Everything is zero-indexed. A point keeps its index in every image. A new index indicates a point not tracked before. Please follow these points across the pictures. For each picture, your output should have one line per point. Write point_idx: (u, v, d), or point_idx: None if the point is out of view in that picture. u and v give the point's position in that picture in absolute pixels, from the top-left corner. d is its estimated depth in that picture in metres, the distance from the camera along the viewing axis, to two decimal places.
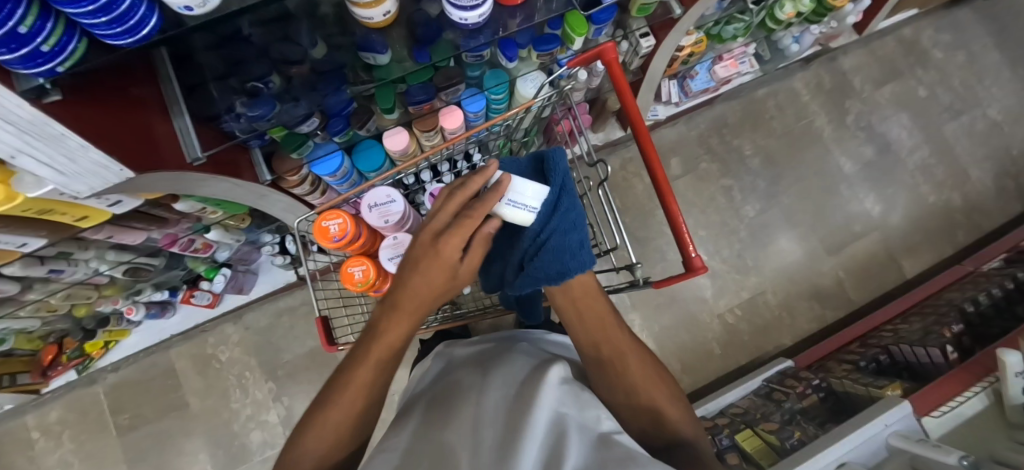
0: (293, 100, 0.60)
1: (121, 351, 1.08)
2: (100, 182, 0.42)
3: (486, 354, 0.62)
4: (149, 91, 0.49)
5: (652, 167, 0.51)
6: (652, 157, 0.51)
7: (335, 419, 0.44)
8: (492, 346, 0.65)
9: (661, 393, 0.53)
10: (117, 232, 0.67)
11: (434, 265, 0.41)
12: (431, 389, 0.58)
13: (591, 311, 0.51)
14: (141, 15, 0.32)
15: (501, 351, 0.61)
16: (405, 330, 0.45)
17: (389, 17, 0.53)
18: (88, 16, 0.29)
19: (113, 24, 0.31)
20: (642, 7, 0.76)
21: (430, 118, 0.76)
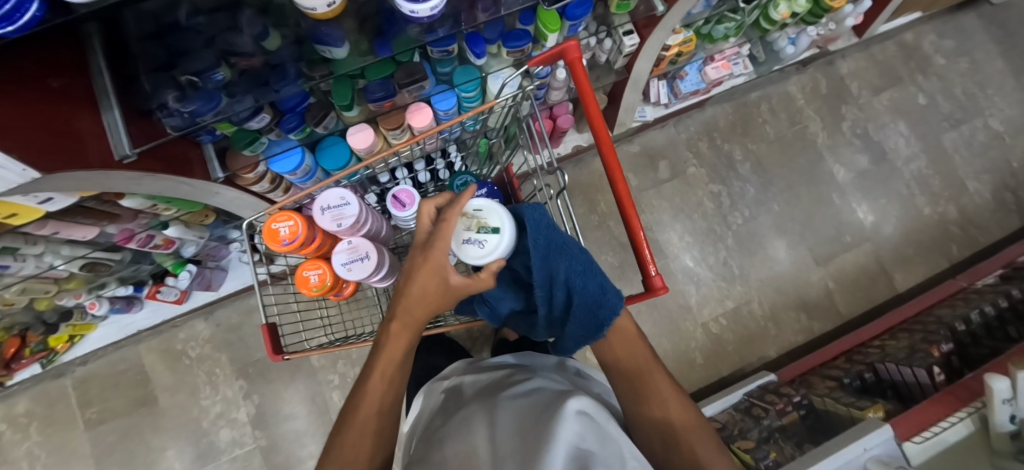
0: (240, 95, 0.56)
1: (87, 345, 1.06)
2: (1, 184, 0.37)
3: (499, 377, 0.58)
4: (76, 83, 0.45)
5: (616, 181, 0.48)
6: (614, 170, 0.47)
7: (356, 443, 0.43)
8: (506, 370, 0.61)
9: (701, 444, 0.49)
10: (64, 228, 0.64)
11: (423, 272, 0.40)
12: (445, 411, 0.54)
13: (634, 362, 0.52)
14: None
15: (517, 374, 0.58)
16: (406, 343, 0.44)
17: (335, 7, 0.49)
18: None
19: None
20: (621, 3, 0.72)
21: (395, 115, 0.73)
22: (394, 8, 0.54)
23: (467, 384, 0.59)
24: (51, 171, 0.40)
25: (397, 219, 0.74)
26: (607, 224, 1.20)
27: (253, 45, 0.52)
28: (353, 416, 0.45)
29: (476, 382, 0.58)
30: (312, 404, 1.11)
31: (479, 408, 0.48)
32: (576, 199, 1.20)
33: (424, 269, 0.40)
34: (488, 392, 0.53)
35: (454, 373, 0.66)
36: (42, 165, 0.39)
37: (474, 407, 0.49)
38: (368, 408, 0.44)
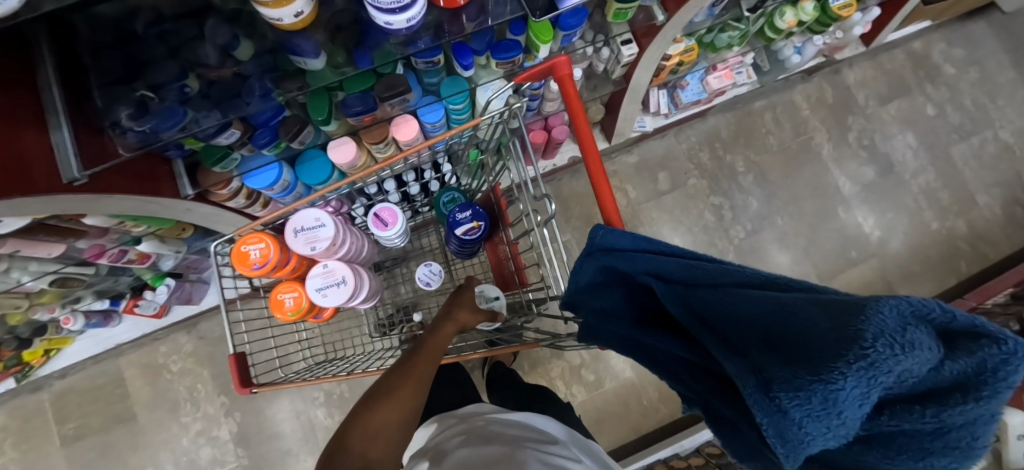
0: (207, 110, 0.53)
1: (65, 359, 1.03)
2: None
3: (527, 436, 0.52)
4: (22, 100, 0.42)
5: (609, 213, 0.44)
6: (606, 200, 0.44)
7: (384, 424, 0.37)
8: (540, 434, 0.54)
9: None
10: (25, 246, 0.60)
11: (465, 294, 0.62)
12: (465, 453, 0.48)
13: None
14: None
15: (546, 442, 0.52)
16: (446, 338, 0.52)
17: (304, 17, 0.45)
18: None
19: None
20: (619, 12, 0.68)
21: (378, 128, 0.69)
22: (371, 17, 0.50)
23: (490, 429, 0.53)
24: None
25: (379, 238, 0.70)
26: None
27: (218, 56, 0.49)
28: (384, 398, 0.39)
29: (502, 431, 0.53)
30: (298, 421, 1.08)
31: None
32: (573, 211, 1.16)
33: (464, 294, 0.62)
34: (515, 450, 0.47)
35: (477, 414, 0.60)
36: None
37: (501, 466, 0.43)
38: (406, 392, 0.41)
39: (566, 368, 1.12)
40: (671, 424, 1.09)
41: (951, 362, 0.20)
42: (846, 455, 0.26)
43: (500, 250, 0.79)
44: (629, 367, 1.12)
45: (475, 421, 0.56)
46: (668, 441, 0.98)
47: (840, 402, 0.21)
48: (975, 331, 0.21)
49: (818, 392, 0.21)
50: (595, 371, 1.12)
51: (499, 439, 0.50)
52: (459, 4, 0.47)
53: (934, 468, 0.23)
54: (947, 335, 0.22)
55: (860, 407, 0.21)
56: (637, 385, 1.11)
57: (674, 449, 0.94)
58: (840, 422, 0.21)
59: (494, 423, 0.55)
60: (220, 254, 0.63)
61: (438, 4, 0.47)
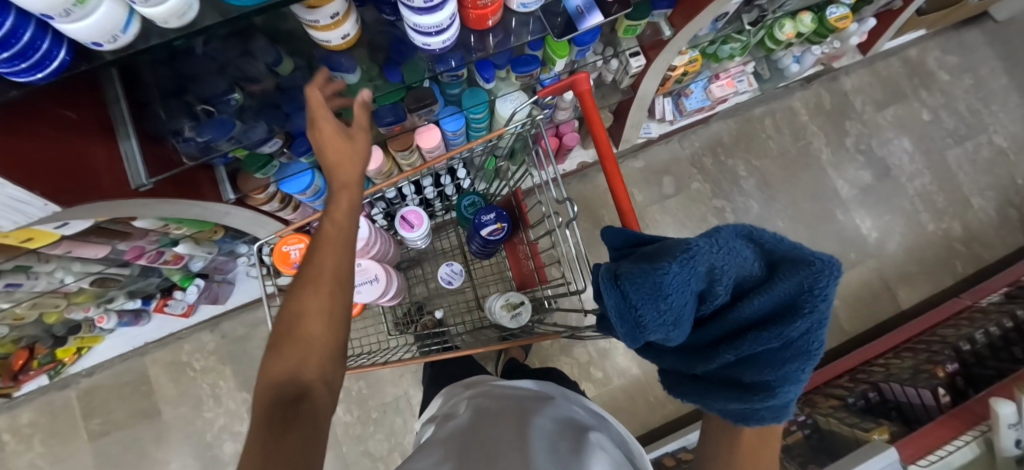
0: (253, 121, 0.58)
1: (94, 357, 1.07)
2: (21, 215, 0.39)
3: (522, 395, 0.56)
4: (94, 113, 0.47)
5: (627, 219, 0.49)
6: (625, 208, 0.49)
7: (310, 346, 0.35)
8: (537, 392, 0.59)
9: None
10: (76, 247, 0.64)
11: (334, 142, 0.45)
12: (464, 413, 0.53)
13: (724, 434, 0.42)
14: (34, 36, 0.29)
15: (543, 399, 0.55)
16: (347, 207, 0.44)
17: (349, 39, 0.50)
18: None
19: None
20: (629, 28, 0.72)
21: (404, 137, 0.73)
22: (403, 34, 0.54)
23: (487, 394, 0.57)
24: (74, 205, 0.42)
25: (405, 240, 0.74)
26: None
27: (260, 70, 0.52)
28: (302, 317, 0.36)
29: (496, 391, 0.58)
30: None
31: (504, 422, 0.46)
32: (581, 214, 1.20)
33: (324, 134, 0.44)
34: (513, 407, 0.51)
35: (473, 382, 0.65)
36: (63, 197, 0.41)
37: (501, 419, 0.47)
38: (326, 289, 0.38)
39: (575, 365, 1.16)
40: (677, 420, 1.13)
41: (776, 282, 0.26)
42: (729, 371, 0.32)
43: (519, 251, 0.84)
44: (636, 363, 1.16)
45: (479, 387, 0.61)
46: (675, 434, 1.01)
47: (666, 286, 0.27)
48: (801, 256, 0.26)
49: (648, 277, 0.27)
50: (602, 368, 1.16)
51: (494, 398, 0.55)
52: (486, 25, 0.52)
53: (792, 382, 0.29)
54: (780, 260, 0.27)
55: (684, 294, 0.27)
56: (643, 382, 1.15)
57: (681, 442, 0.98)
58: (667, 306, 0.27)
59: (496, 387, 0.60)
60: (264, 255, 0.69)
61: (467, 25, 0.52)
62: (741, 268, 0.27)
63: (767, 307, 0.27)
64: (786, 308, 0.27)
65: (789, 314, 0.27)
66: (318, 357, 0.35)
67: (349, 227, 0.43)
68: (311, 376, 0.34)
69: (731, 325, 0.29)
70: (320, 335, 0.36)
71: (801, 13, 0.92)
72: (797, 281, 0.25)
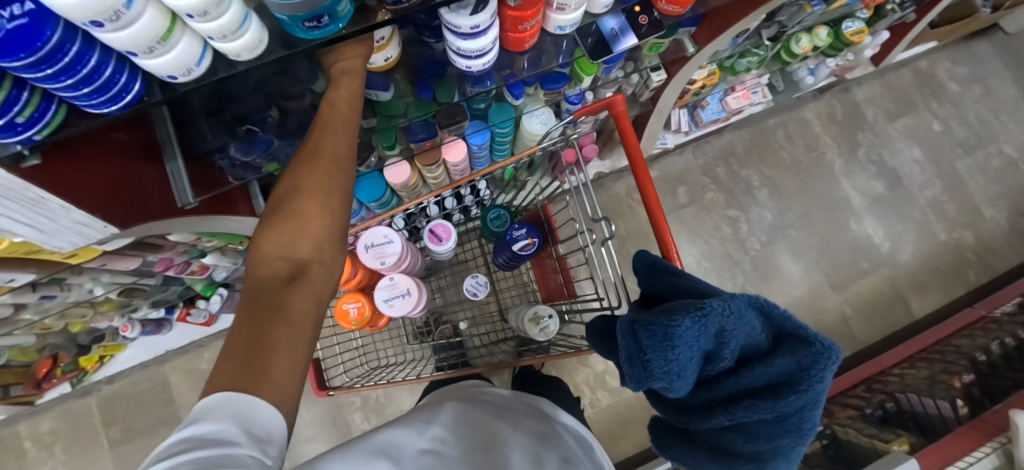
0: (291, 140, 0.59)
1: (115, 365, 1.08)
2: (80, 237, 0.42)
3: (515, 409, 0.56)
4: (140, 135, 0.47)
5: (667, 252, 0.50)
6: (666, 240, 0.50)
7: (307, 226, 0.41)
8: (531, 409, 0.59)
9: None
10: (111, 260, 0.65)
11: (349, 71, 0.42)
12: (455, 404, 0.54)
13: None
14: (115, 70, 0.30)
15: (529, 414, 0.56)
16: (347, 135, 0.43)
17: (391, 61, 0.51)
18: (51, 80, 0.27)
19: (78, 83, 0.28)
20: (655, 46, 0.73)
21: (432, 152, 0.74)
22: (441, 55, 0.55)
23: (480, 399, 0.57)
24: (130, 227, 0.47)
25: (432, 252, 0.75)
26: (626, 248, 1.22)
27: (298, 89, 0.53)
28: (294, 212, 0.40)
29: (491, 399, 0.58)
30: (334, 424, 1.12)
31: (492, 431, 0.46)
32: None
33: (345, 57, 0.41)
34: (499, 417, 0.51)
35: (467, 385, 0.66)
36: (121, 221, 0.45)
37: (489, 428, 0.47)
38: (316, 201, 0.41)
39: (592, 374, 1.17)
40: None
41: (780, 359, 0.33)
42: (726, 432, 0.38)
43: (546, 264, 0.88)
44: None
45: (471, 390, 0.62)
46: None
47: (678, 338, 0.32)
48: (806, 339, 0.33)
49: (664, 326, 0.33)
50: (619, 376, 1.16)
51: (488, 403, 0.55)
52: (524, 46, 0.53)
53: (780, 450, 0.36)
54: (789, 340, 0.34)
55: (694, 349, 0.33)
56: None
57: None
58: (676, 357, 0.33)
59: (491, 395, 0.60)
60: None
61: (505, 47, 0.54)
62: (750, 340, 0.34)
63: (770, 379, 0.34)
64: (783, 383, 0.33)
65: (785, 389, 0.33)
66: (311, 237, 0.41)
67: (349, 119, 0.43)
68: (305, 252, 0.40)
69: (735, 388, 0.35)
70: (315, 217, 0.41)
71: (817, 27, 0.93)
72: (797, 359, 0.32)
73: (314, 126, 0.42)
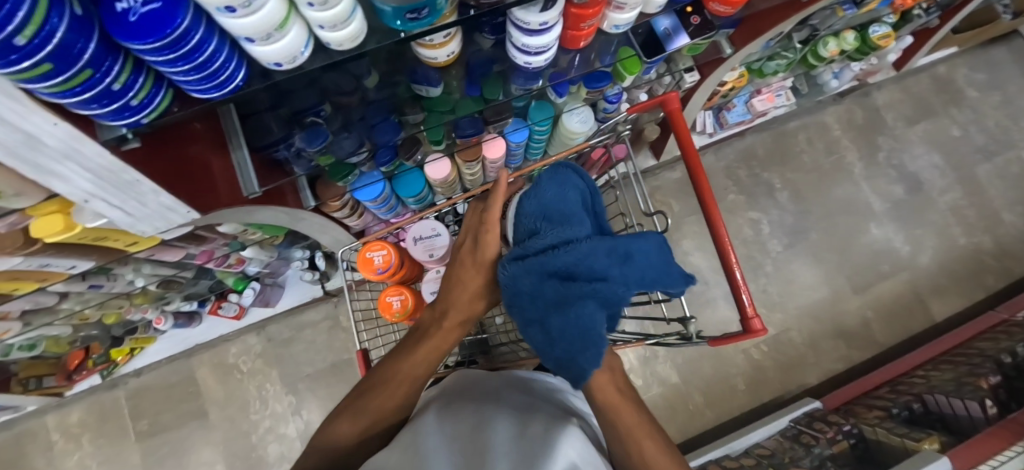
0: (346, 134, 0.60)
1: (145, 358, 1.09)
2: (165, 222, 0.44)
3: (501, 387, 0.55)
4: (211, 125, 0.48)
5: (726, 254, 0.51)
6: (726, 251, 0.50)
7: (381, 408, 0.47)
8: (523, 382, 0.57)
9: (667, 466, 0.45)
10: (159, 250, 0.67)
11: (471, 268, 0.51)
12: (445, 394, 0.53)
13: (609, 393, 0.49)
14: (227, 61, 0.31)
15: (512, 387, 0.55)
16: (451, 333, 0.51)
17: (451, 56, 0.52)
18: (167, 63, 0.28)
19: (190, 69, 0.30)
20: (694, 47, 0.74)
21: (474, 148, 0.75)
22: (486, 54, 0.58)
23: (466, 383, 0.56)
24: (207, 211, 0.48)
25: None
26: None
27: (353, 84, 0.54)
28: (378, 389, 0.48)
29: (477, 379, 0.57)
30: None
31: (478, 418, 0.45)
32: None
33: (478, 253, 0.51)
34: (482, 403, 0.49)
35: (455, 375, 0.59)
36: (201, 206, 0.46)
37: (474, 413, 0.46)
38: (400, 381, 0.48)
39: None
40: (716, 429, 1.15)
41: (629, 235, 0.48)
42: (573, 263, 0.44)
43: None
44: (675, 372, 1.18)
45: (460, 373, 0.60)
46: (717, 443, 1.03)
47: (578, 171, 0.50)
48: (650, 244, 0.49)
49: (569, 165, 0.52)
50: (643, 375, 1.16)
51: (474, 388, 0.54)
52: (580, 43, 0.55)
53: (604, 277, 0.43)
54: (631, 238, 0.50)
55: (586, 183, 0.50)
56: (681, 391, 1.17)
57: (725, 451, 0.99)
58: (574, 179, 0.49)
59: (477, 375, 0.59)
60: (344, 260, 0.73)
61: (562, 45, 0.55)
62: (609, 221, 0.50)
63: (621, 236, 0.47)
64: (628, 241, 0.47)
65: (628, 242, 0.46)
66: (385, 421, 0.47)
67: (462, 318, 0.51)
68: (370, 433, 0.46)
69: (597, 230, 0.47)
70: (397, 401, 0.48)
71: (844, 31, 0.94)
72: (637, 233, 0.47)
73: (428, 322, 0.52)
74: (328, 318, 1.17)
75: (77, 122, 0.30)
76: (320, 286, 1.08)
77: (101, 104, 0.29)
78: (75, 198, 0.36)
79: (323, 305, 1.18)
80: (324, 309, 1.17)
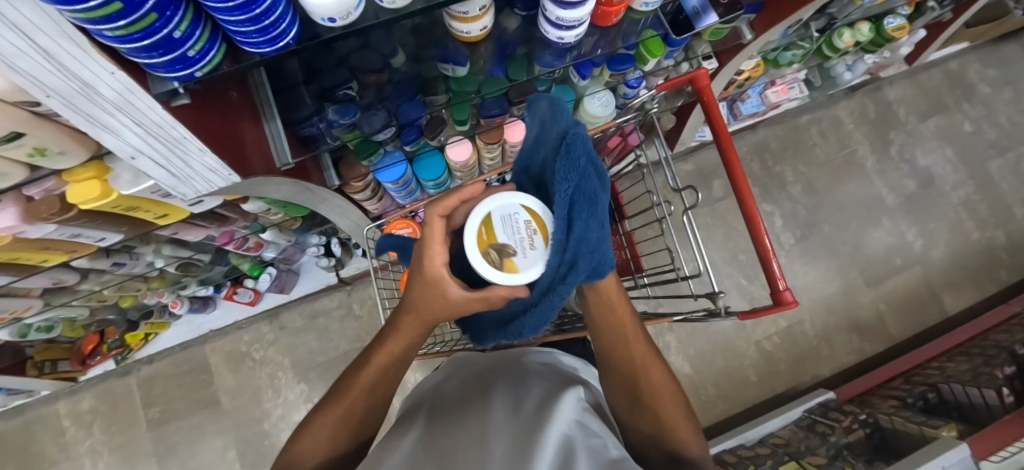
0: (374, 110, 0.60)
1: (159, 344, 1.09)
2: (207, 185, 0.44)
3: (490, 370, 0.57)
4: (247, 95, 0.49)
5: (756, 228, 0.51)
6: (756, 224, 0.50)
7: (335, 422, 0.43)
8: (513, 358, 0.60)
9: (672, 410, 0.44)
10: (182, 229, 0.67)
11: (426, 282, 0.41)
12: (437, 394, 0.55)
13: (604, 317, 0.47)
14: (280, 16, 0.31)
15: (504, 366, 0.58)
16: (408, 340, 0.44)
17: (484, 31, 0.53)
18: (227, 13, 0.28)
19: (246, 21, 0.30)
20: (716, 31, 0.74)
21: (495, 131, 0.75)
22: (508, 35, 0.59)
23: (455, 379, 0.58)
24: (248, 177, 0.48)
25: None
26: None
27: (383, 61, 0.54)
28: (337, 399, 0.44)
29: (467, 368, 0.60)
30: None
31: (477, 398, 0.49)
32: None
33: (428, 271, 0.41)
34: (480, 384, 0.54)
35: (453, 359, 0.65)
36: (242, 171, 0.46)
37: (474, 394, 0.51)
38: (356, 392, 0.44)
39: None
40: (728, 420, 1.14)
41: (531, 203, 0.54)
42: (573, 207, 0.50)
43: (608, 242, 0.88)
44: (687, 363, 1.18)
45: (452, 364, 0.63)
46: (732, 432, 1.03)
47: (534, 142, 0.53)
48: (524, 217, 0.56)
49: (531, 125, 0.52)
50: None
51: (464, 381, 0.56)
52: (610, 21, 0.55)
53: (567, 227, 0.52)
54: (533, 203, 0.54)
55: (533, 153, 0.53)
56: (694, 382, 1.17)
57: (739, 440, 0.99)
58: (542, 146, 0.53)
59: (466, 362, 0.62)
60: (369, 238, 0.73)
61: (595, 22, 0.56)
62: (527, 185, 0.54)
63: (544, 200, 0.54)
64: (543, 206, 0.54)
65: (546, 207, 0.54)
66: (342, 441, 0.43)
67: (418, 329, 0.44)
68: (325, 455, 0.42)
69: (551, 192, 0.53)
70: (357, 417, 0.44)
71: (859, 23, 0.95)
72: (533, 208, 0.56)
73: (386, 326, 0.45)
74: (342, 306, 1.17)
75: (132, 72, 0.30)
76: (334, 273, 1.08)
77: (158, 53, 0.29)
78: (123, 154, 0.36)
79: (336, 293, 1.18)
80: (338, 297, 1.17)
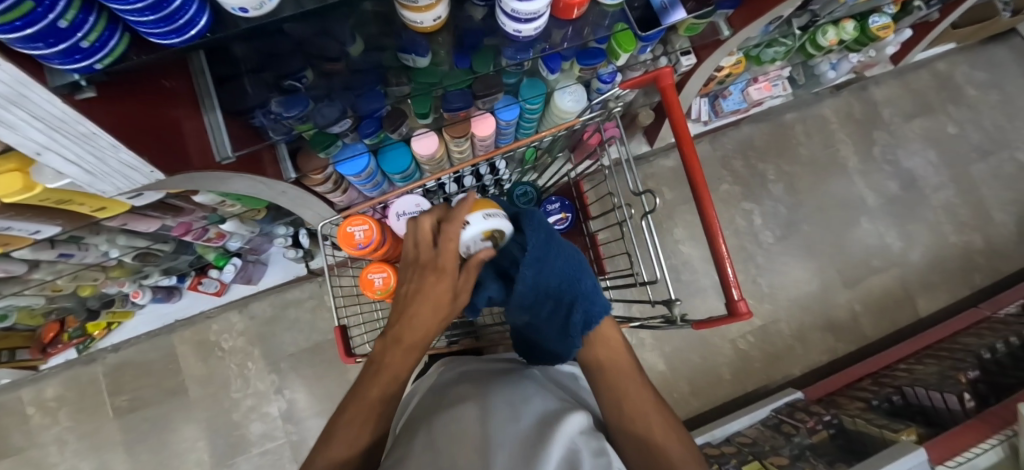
0: (328, 100, 0.57)
1: (124, 332, 1.06)
2: (125, 182, 0.42)
3: (494, 371, 0.57)
4: (184, 84, 0.47)
5: (713, 233, 0.49)
6: (713, 230, 0.49)
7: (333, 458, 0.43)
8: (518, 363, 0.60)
9: (677, 450, 0.47)
10: (132, 220, 0.64)
11: (428, 296, 0.43)
12: (432, 397, 0.54)
13: (609, 356, 0.53)
14: (183, 4, 0.29)
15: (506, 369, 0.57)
16: (406, 359, 0.45)
17: (439, 22, 0.50)
18: (134, 12, 0.27)
19: (145, 10, 0.27)
20: (692, 26, 0.71)
21: (462, 124, 0.73)
22: (473, 23, 0.55)
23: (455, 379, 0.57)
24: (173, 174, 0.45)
25: None
26: None
27: (337, 50, 0.52)
28: (331, 438, 0.44)
29: (467, 369, 0.59)
30: None
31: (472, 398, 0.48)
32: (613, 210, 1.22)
33: (430, 284, 0.43)
34: (479, 384, 0.53)
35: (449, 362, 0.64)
36: (167, 168, 0.43)
37: (469, 396, 0.49)
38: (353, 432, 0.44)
39: None
40: (700, 417, 1.15)
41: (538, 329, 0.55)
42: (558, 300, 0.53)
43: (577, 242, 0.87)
44: (662, 360, 1.18)
45: (454, 365, 0.62)
46: (701, 429, 1.03)
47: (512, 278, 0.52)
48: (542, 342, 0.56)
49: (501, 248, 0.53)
50: None
51: (460, 381, 0.55)
52: (571, 14, 0.53)
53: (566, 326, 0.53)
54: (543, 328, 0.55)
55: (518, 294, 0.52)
56: (667, 379, 1.17)
57: (706, 438, 0.98)
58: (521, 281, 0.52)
59: (467, 365, 0.61)
60: (326, 235, 0.70)
61: (556, 14, 0.54)
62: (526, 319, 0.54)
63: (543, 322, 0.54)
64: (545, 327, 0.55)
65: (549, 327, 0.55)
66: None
67: (420, 342, 0.45)
68: None
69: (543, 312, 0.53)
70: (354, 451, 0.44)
71: (844, 20, 0.92)
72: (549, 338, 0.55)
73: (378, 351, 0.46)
74: (314, 297, 1.15)
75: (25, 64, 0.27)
76: (304, 263, 1.06)
77: (48, 44, 0.25)
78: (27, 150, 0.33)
79: (309, 283, 1.16)
80: (310, 288, 1.16)
